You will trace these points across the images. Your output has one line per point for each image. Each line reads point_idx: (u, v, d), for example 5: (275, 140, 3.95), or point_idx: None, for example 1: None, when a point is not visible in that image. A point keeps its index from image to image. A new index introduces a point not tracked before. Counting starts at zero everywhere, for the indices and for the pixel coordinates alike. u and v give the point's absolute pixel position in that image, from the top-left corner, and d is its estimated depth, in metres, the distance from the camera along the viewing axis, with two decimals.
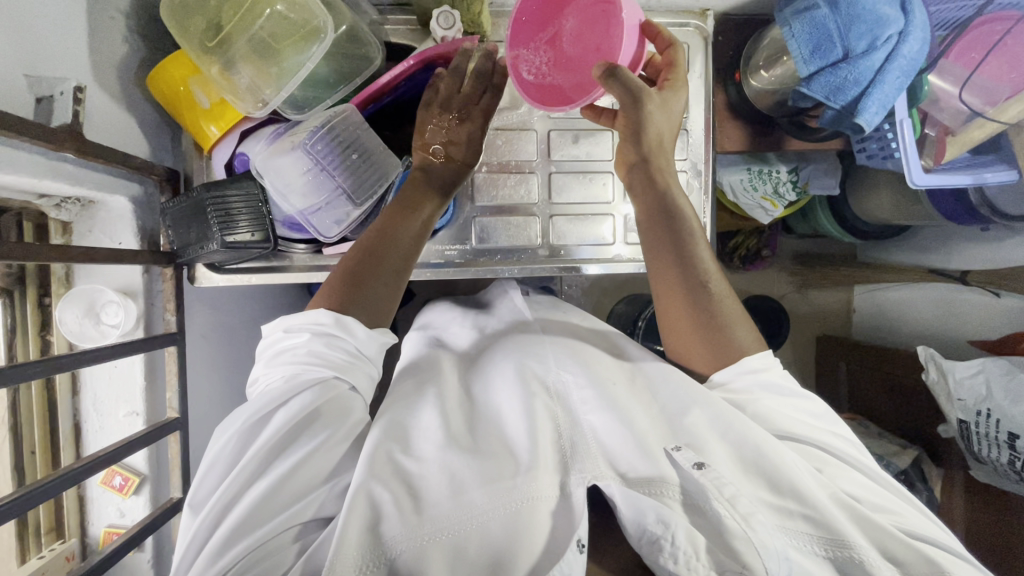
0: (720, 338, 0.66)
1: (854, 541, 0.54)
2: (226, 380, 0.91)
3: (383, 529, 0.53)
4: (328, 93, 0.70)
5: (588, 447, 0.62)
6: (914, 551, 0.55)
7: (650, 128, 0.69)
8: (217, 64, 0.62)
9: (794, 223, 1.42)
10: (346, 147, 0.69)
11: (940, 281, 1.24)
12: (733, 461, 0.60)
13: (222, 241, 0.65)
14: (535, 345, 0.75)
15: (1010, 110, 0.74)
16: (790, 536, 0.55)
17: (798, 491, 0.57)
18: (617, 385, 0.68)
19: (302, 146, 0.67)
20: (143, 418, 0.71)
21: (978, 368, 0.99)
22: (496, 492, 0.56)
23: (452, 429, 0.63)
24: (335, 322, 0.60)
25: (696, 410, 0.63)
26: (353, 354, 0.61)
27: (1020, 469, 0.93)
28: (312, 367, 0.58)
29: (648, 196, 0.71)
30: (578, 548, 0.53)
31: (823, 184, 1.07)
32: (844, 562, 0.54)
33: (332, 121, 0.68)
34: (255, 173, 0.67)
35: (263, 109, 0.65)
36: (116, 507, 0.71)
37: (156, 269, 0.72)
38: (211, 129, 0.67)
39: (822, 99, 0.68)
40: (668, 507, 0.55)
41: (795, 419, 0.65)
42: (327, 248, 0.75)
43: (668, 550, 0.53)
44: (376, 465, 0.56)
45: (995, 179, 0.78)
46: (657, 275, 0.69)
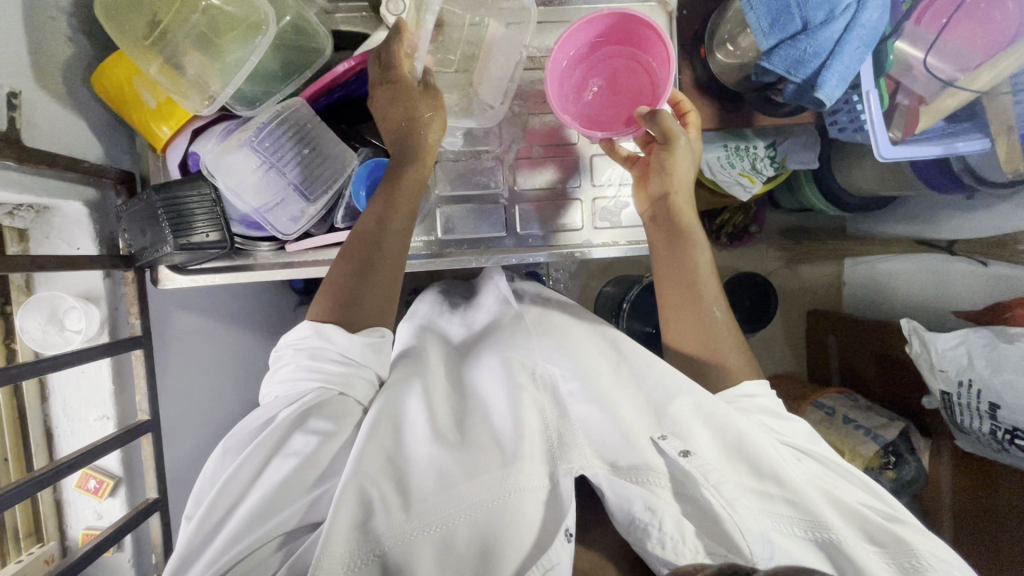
0: (708, 372, 0.71)
1: (831, 522, 0.55)
2: (203, 378, 0.91)
3: (372, 526, 0.53)
4: (276, 87, 0.69)
5: (576, 439, 0.61)
6: (891, 533, 0.56)
7: (675, 172, 0.76)
8: (158, 60, 0.61)
9: (781, 197, 1.39)
10: (297, 140, 0.69)
11: (927, 251, 1.22)
12: (718, 448, 0.60)
13: (177, 242, 0.65)
14: (518, 337, 0.74)
15: (984, 77, 0.72)
16: (771, 519, 0.56)
17: (778, 476, 0.57)
18: (603, 374, 0.67)
19: (249, 144, 0.66)
20: (114, 422, 0.72)
21: (960, 339, 0.98)
22: (482, 486, 0.56)
23: (438, 422, 0.63)
24: (315, 332, 0.62)
25: (680, 398, 0.63)
26: (345, 362, 0.62)
27: (1001, 438, 0.93)
28: (302, 380, 0.61)
29: (661, 224, 0.78)
30: (566, 537, 0.53)
31: (802, 158, 1.05)
32: (823, 543, 0.55)
33: (283, 113, 0.67)
34: (206, 172, 0.66)
35: (212, 105, 0.64)
36: (93, 510, 0.72)
37: (118, 272, 0.71)
38: (161, 129, 0.66)
39: (782, 73, 0.67)
40: (655, 495, 0.56)
41: (777, 420, 0.66)
42: (290, 245, 0.74)
43: (655, 536, 0.54)
44: (366, 461, 0.56)
45: (967, 149, 0.76)
46: (666, 293, 0.75)
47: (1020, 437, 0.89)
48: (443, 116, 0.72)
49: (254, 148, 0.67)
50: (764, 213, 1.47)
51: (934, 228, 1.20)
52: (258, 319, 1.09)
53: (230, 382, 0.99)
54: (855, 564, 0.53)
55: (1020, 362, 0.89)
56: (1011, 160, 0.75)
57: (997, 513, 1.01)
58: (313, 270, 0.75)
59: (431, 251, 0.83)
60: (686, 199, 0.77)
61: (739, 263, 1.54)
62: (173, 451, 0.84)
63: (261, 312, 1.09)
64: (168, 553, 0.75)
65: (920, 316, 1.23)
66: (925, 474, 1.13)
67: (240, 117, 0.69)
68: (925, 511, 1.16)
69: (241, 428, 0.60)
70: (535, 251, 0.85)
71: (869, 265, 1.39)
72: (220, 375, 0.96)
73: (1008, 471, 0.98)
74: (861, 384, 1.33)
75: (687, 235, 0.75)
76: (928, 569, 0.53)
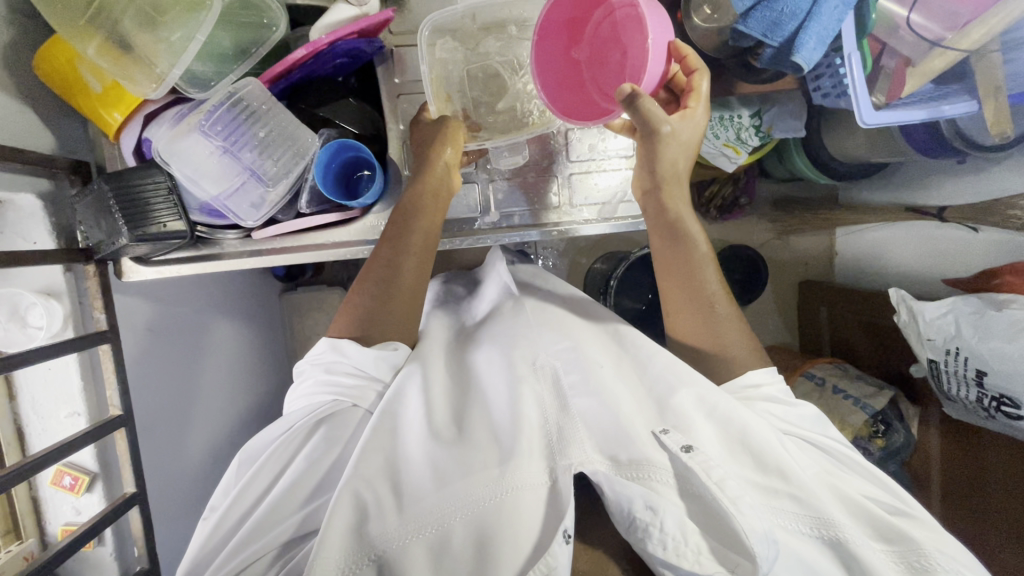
0: (714, 365, 0.72)
1: (837, 520, 0.55)
2: (182, 370, 0.90)
3: (367, 529, 0.55)
4: (230, 67, 0.66)
5: (576, 433, 0.61)
6: (897, 529, 0.57)
7: (664, 160, 0.73)
8: (98, 38, 0.58)
9: (771, 165, 1.36)
10: (253, 120, 0.66)
11: (917, 219, 1.19)
12: (723, 442, 0.60)
13: (132, 234, 0.63)
14: (518, 328, 0.74)
15: (971, 36, 0.68)
16: (776, 515, 0.57)
17: (783, 470, 0.58)
18: (603, 366, 0.68)
19: (199, 129, 0.64)
20: (86, 418, 0.70)
21: (947, 308, 0.96)
22: (475, 485, 0.57)
23: (436, 422, 0.64)
24: (331, 348, 0.67)
25: (683, 390, 0.64)
26: (359, 376, 0.67)
27: (988, 406, 0.92)
28: (317, 393, 0.66)
29: (655, 220, 0.75)
30: (564, 539, 0.53)
31: (789, 126, 1.02)
32: (831, 542, 0.55)
33: (236, 97, 0.65)
34: (159, 161, 0.64)
35: (161, 88, 0.61)
36: (71, 506, 0.72)
37: (79, 266, 0.70)
38: (111, 115, 0.63)
39: (759, 37, 0.65)
40: (656, 493, 0.55)
41: (785, 411, 0.67)
42: (256, 233, 0.73)
43: (657, 536, 0.54)
44: (365, 466, 0.58)
45: (953, 112, 0.73)
46: (668, 289, 0.74)
47: (1007, 403, 0.88)
48: (456, 143, 0.72)
49: (207, 133, 0.65)
50: (754, 184, 1.44)
51: (927, 194, 1.16)
52: (236, 308, 1.07)
53: (210, 373, 0.97)
54: (862, 562, 0.54)
55: (1007, 328, 0.87)
56: (1000, 122, 0.73)
57: (984, 479, 1.01)
58: (277, 257, 0.75)
59: None
60: (676, 190, 0.75)
61: (729, 235, 1.51)
62: (153, 444, 0.83)
63: (240, 301, 1.07)
64: (151, 545, 0.75)
65: (908, 286, 1.21)
66: (913, 441, 1.13)
67: (194, 101, 0.66)
68: (914, 478, 1.17)
69: (263, 437, 0.66)
70: (510, 230, 0.84)
71: (859, 233, 1.37)
72: (201, 366, 0.95)
73: (993, 438, 0.98)
74: (852, 353, 1.32)
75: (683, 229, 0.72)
76: (936, 567, 0.54)
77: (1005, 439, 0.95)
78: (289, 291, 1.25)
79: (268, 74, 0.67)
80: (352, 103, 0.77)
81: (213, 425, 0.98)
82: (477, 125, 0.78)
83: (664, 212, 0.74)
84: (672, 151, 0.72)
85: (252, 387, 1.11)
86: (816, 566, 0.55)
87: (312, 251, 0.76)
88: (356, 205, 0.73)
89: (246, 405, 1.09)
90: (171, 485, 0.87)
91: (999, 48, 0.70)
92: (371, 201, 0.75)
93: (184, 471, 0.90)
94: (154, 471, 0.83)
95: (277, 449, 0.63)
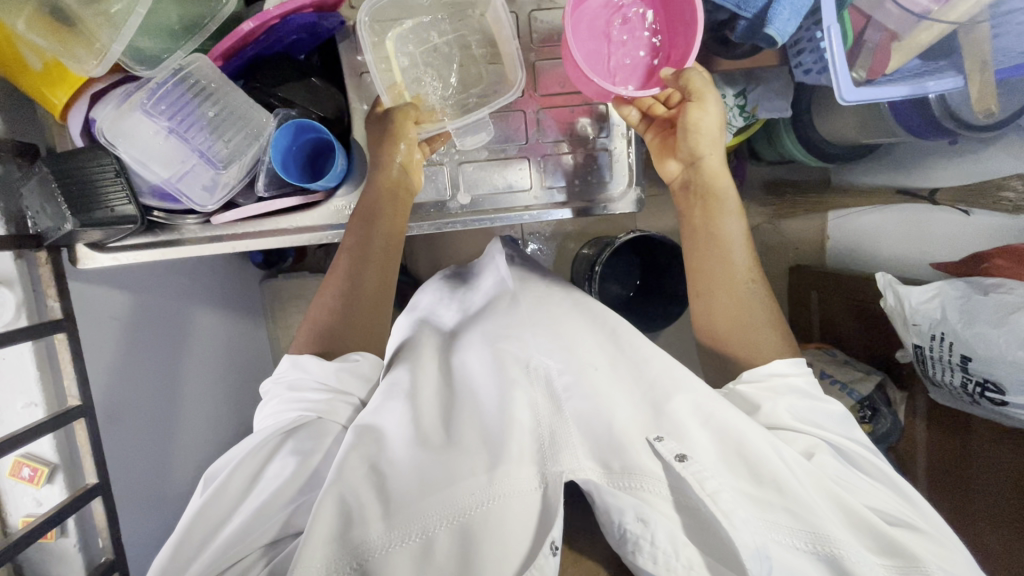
0: (744, 342, 0.71)
1: (834, 536, 0.53)
2: (158, 359, 0.88)
3: (352, 534, 0.53)
4: (174, 43, 0.65)
5: (568, 437, 0.60)
6: (898, 544, 0.54)
7: (704, 128, 0.74)
8: (34, 8, 0.56)
9: (762, 147, 1.30)
10: (200, 99, 0.66)
11: (909, 202, 1.15)
12: (719, 451, 0.58)
13: (77, 220, 0.61)
14: (511, 326, 0.72)
15: (959, 9, 0.67)
16: (771, 530, 0.54)
17: (779, 483, 0.55)
18: (599, 369, 0.66)
19: (141, 108, 0.64)
20: (44, 408, 0.69)
21: (934, 292, 0.94)
22: (462, 494, 0.55)
23: (425, 429, 0.62)
24: (291, 364, 0.67)
25: (679, 395, 0.62)
26: (327, 388, 0.65)
27: (972, 391, 0.90)
28: (283, 409, 0.64)
29: (696, 191, 0.76)
30: (550, 551, 0.51)
31: (773, 107, 0.98)
32: (826, 558, 0.53)
33: (185, 71, 0.65)
34: (104, 143, 0.63)
35: (102, 62, 0.59)
36: (31, 497, 0.71)
37: (30, 253, 0.67)
38: (54, 94, 0.62)
39: (731, 7, 0.64)
40: (647, 504, 0.54)
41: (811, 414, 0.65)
42: (216, 219, 0.72)
43: (647, 549, 0.52)
44: (348, 471, 0.57)
45: (938, 88, 0.70)
46: (699, 272, 0.75)
47: (991, 389, 0.86)
48: (408, 143, 0.72)
49: (150, 113, 0.65)
50: (744, 167, 1.41)
51: (922, 174, 1.13)
52: (211, 297, 1.04)
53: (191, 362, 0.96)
54: None
55: (994, 313, 0.86)
56: (984, 99, 0.71)
57: (969, 465, 1.00)
58: (238, 242, 0.74)
59: None
60: (716, 163, 0.75)
61: None
62: (125, 434, 0.81)
63: (214, 287, 1.05)
64: (117, 536, 0.74)
65: (899, 269, 1.17)
66: (900, 426, 1.12)
67: (139, 79, 0.65)
68: (901, 465, 1.15)
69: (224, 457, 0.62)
70: (479, 213, 0.83)
71: (849, 218, 1.30)
72: (179, 355, 0.93)
73: (979, 423, 0.97)
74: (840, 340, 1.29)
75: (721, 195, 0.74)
76: None
77: (990, 425, 0.94)
78: (269, 278, 1.23)
79: (216, 47, 0.66)
80: (313, 83, 0.74)
81: (195, 414, 0.96)
82: (437, 111, 0.75)
83: (704, 187, 0.75)
84: (710, 125, 0.74)
85: (239, 374, 1.10)
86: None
87: (273, 238, 0.76)
88: (318, 188, 0.73)
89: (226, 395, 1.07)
90: (151, 476, 0.86)
91: (987, 18, 0.67)
92: (334, 183, 0.74)
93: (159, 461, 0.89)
94: (128, 463, 0.81)
95: (242, 463, 0.59)
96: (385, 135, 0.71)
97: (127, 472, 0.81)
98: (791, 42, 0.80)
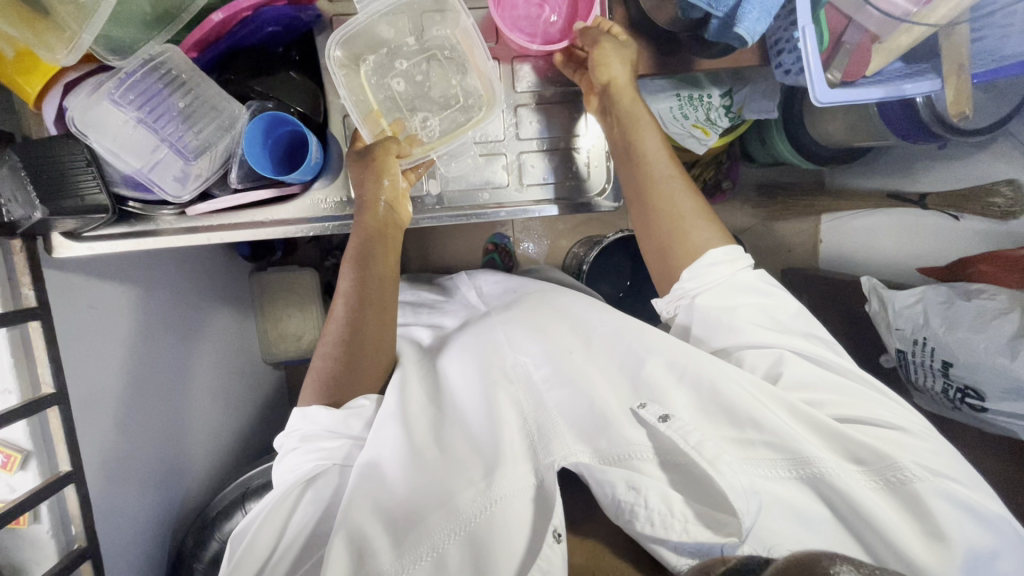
0: (675, 239, 0.70)
1: (814, 456, 0.54)
2: (146, 350, 0.89)
3: (366, 567, 0.54)
4: (147, 35, 0.68)
5: (554, 425, 0.60)
6: (871, 446, 0.55)
7: (603, 64, 0.73)
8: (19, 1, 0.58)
9: (755, 150, 1.28)
10: (169, 89, 0.69)
11: (900, 205, 1.11)
12: (696, 403, 0.59)
13: (47, 210, 0.64)
14: (487, 329, 0.73)
15: (939, 12, 0.65)
16: (753, 465, 0.54)
17: (754, 418, 0.56)
18: (573, 353, 0.66)
19: (109, 98, 0.66)
20: (17, 395, 0.68)
21: (917, 297, 0.92)
22: (466, 500, 0.56)
23: (417, 437, 0.63)
24: (302, 417, 0.67)
25: (652, 360, 0.62)
26: (337, 434, 0.66)
27: (952, 397, 0.89)
28: (300, 461, 0.64)
29: (614, 123, 0.75)
30: (555, 538, 0.52)
31: (761, 108, 0.97)
32: (810, 479, 0.54)
33: (156, 60, 0.67)
34: (75, 133, 0.65)
35: (73, 51, 0.61)
36: (3, 484, 0.70)
37: (5, 242, 0.67)
38: (30, 84, 0.64)
39: (705, 7, 0.68)
40: (638, 473, 0.54)
41: (779, 317, 0.67)
42: (190, 211, 0.74)
43: (642, 514, 0.52)
44: (354, 506, 0.57)
45: (914, 91, 0.70)
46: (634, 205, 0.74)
47: (971, 395, 0.85)
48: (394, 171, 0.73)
49: (118, 102, 0.67)
50: (737, 168, 1.35)
51: (913, 180, 1.09)
52: (195, 288, 1.03)
53: (178, 351, 0.96)
54: (843, 492, 0.52)
55: (974, 319, 0.84)
56: (958, 101, 0.69)
57: None
58: (214, 233, 0.76)
59: (349, 212, 0.79)
60: (628, 100, 0.74)
61: None
62: (112, 421, 0.81)
63: (200, 278, 1.05)
64: (90, 522, 0.75)
65: (886, 276, 1.15)
66: None
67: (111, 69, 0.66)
68: None
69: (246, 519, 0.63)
70: (457, 213, 0.83)
71: (842, 222, 1.29)
72: (164, 342, 0.93)
73: (961, 429, 0.95)
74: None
75: (632, 118, 0.73)
76: (916, 481, 0.53)
77: (974, 432, 0.93)
78: (257, 271, 1.23)
79: (186, 40, 0.69)
80: (291, 76, 0.78)
81: (188, 402, 0.97)
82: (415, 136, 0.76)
83: (619, 110, 0.74)
84: (616, 60, 0.74)
85: (225, 365, 1.10)
86: (802, 507, 0.53)
87: (249, 230, 0.77)
88: (294, 181, 0.74)
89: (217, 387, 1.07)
90: (138, 464, 0.86)
91: (968, 19, 0.67)
92: (310, 177, 0.76)
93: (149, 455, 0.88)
94: (118, 447, 0.82)
95: (266, 518, 0.60)
96: (369, 173, 0.72)
97: (116, 455, 0.81)
98: (772, 42, 0.81)
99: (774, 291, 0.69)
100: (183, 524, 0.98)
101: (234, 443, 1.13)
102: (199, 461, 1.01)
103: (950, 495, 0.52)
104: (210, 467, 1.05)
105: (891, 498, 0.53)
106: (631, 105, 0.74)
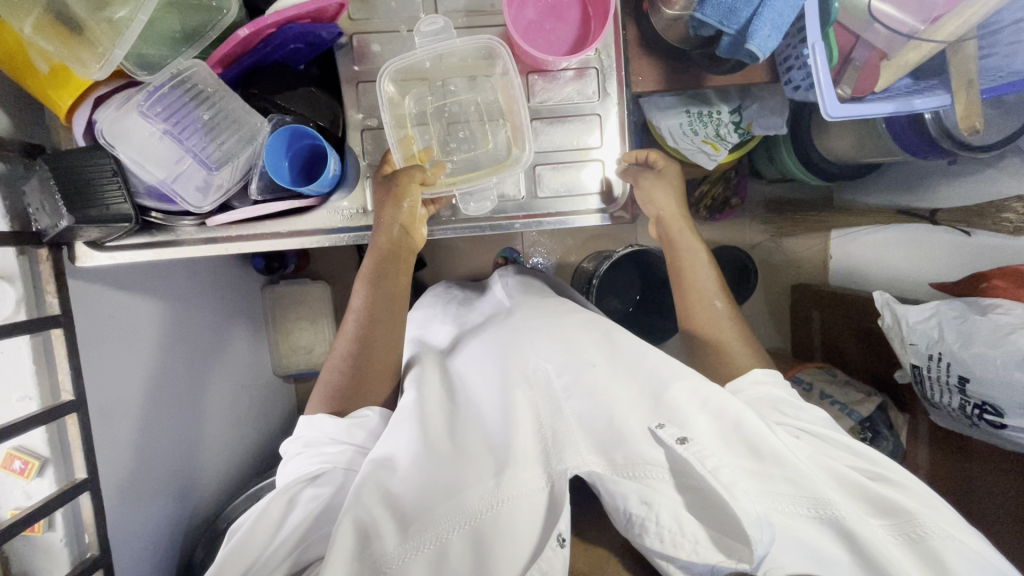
0: (714, 347, 0.77)
1: (834, 498, 0.52)
2: (161, 360, 0.89)
3: (371, 550, 0.53)
4: (178, 50, 0.71)
5: (571, 434, 0.60)
6: (887, 499, 0.54)
7: (657, 202, 0.84)
8: (41, 5, 0.61)
9: (763, 166, 1.28)
10: (195, 104, 0.71)
11: (909, 221, 1.10)
12: (718, 431, 0.57)
13: (72, 218, 0.65)
14: (511, 331, 0.73)
15: (946, 29, 0.66)
16: (772, 499, 0.53)
17: (778, 455, 0.54)
18: (595, 365, 0.65)
19: (138, 110, 0.69)
20: (38, 402, 0.69)
21: (931, 311, 0.91)
22: (472, 497, 0.56)
23: (432, 434, 0.63)
24: (306, 422, 0.68)
25: (677, 383, 0.61)
26: (340, 442, 0.67)
27: (970, 415, 0.87)
28: (304, 464, 0.65)
29: (667, 244, 0.85)
30: (558, 543, 0.51)
31: (770, 124, 0.98)
32: (829, 523, 0.52)
33: (182, 74, 0.70)
34: (103, 144, 0.68)
35: (105, 66, 0.64)
36: (20, 491, 0.70)
37: (33, 250, 0.69)
38: (61, 98, 0.67)
39: (716, 24, 0.71)
40: (652, 488, 0.53)
41: (792, 411, 0.67)
42: (210, 222, 0.76)
43: (653, 530, 0.52)
44: (363, 494, 0.57)
45: (924, 105, 0.71)
46: (681, 309, 0.82)
47: (989, 411, 0.84)
48: (410, 198, 0.75)
49: (147, 117, 0.69)
50: (746, 183, 1.35)
51: (923, 195, 1.09)
52: (210, 300, 1.05)
53: (196, 363, 0.98)
54: (862, 542, 0.51)
55: (990, 334, 0.82)
56: (969, 116, 0.70)
57: (974, 493, 0.95)
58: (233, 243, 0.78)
59: (365, 223, 0.81)
60: (678, 224, 0.84)
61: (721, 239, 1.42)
62: (127, 429, 0.81)
63: (217, 289, 1.07)
64: (103, 531, 0.75)
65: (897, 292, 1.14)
66: (901, 451, 1.07)
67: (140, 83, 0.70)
68: None
69: (244, 512, 0.62)
70: (472, 224, 0.85)
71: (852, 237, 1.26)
72: (179, 353, 0.94)
73: (981, 446, 0.93)
74: (845, 361, 1.25)
75: (677, 244, 0.83)
76: (932, 537, 0.52)
77: (991, 448, 0.91)
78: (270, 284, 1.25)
79: (208, 62, 0.72)
80: (311, 92, 0.80)
81: (200, 416, 0.97)
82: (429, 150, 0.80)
83: (668, 237, 0.84)
84: (665, 194, 0.83)
85: (238, 378, 1.10)
86: (818, 547, 0.51)
87: (265, 241, 0.80)
88: (311, 193, 0.76)
89: (230, 400, 1.07)
90: (150, 474, 0.86)
91: (975, 36, 0.68)
92: (327, 189, 0.78)
93: (160, 465, 0.88)
94: (130, 456, 0.82)
95: (263, 513, 0.59)
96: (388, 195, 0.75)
97: (129, 464, 0.81)
98: (782, 59, 0.83)
99: (800, 396, 0.70)
100: (193, 534, 0.98)
101: (246, 454, 1.13)
102: (210, 473, 1.01)
103: (970, 557, 0.51)
104: (222, 477, 1.05)
105: (908, 552, 0.52)
106: (680, 231, 0.83)
